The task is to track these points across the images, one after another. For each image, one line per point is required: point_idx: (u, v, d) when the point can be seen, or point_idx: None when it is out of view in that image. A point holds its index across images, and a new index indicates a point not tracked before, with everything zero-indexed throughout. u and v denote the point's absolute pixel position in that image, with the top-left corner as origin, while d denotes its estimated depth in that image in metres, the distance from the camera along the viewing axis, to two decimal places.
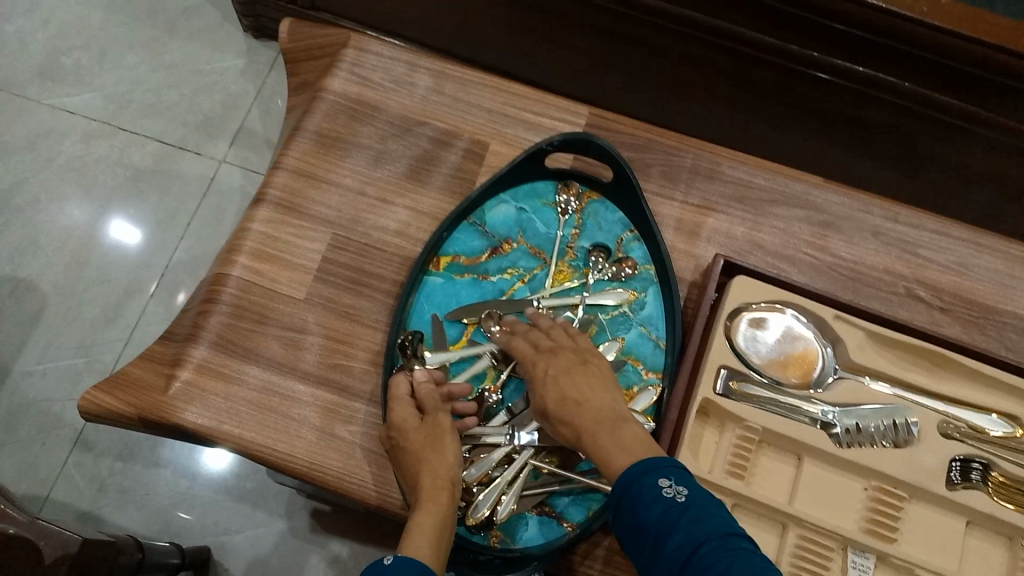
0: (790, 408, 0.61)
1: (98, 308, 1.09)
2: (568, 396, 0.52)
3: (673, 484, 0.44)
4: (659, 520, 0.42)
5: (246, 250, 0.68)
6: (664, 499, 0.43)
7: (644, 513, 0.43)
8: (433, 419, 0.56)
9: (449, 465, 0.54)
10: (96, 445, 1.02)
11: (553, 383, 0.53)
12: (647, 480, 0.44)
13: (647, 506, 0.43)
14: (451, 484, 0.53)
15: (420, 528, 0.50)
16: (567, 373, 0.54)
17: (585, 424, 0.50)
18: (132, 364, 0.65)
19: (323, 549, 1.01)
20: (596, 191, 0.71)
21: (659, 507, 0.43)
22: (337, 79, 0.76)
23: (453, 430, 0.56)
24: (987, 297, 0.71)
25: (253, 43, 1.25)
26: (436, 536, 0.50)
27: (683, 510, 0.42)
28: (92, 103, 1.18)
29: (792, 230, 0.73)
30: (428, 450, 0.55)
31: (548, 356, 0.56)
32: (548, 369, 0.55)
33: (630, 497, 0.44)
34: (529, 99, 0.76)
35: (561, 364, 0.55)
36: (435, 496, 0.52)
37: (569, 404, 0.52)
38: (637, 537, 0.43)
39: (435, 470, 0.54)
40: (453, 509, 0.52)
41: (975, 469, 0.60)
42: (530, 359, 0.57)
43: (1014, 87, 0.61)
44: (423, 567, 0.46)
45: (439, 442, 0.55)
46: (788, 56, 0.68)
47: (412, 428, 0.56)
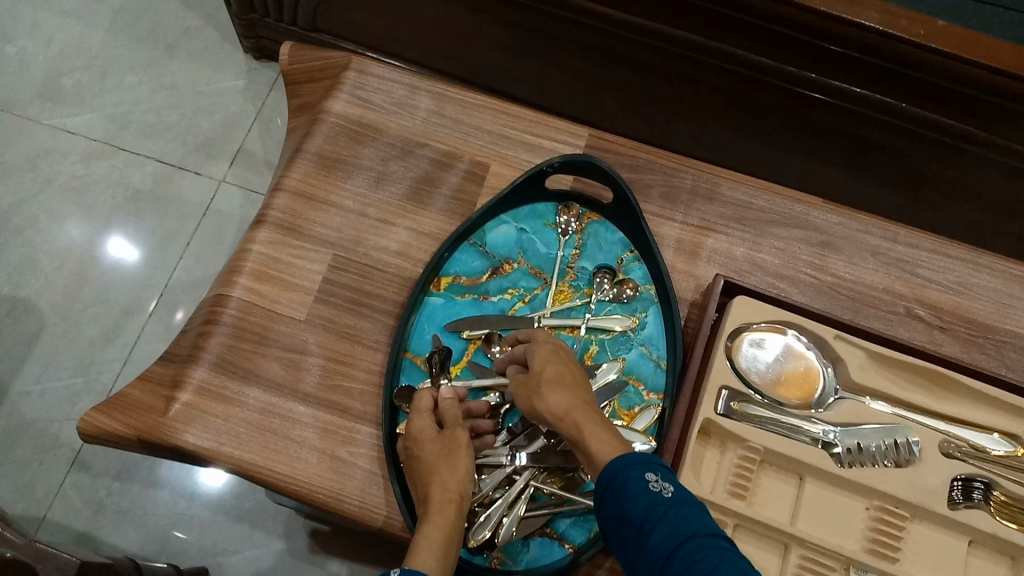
0: (791, 428, 0.61)
1: (97, 327, 1.09)
2: (566, 375, 0.53)
3: (660, 479, 0.44)
4: (644, 512, 0.42)
5: (247, 270, 0.69)
6: (650, 492, 0.43)
7: (628, 504, 0.43)
8: (450, 433, 0.57)
9: (461, 480, 0.54)
10: (94, 466, 1.02)
11: (551, 363, 0.54)
12: (634, 472, 0.44)
13: (632, 497, 0.43)
14: (461, 497, 0.53)
15: (428, 540, 0.50)
16: (567, 360, 0.55)
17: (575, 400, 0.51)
18: (132, 385, 0.65)
19: (321, 571, 1.00)
20: (596, 212, 0.71)
21: (644, 500, 0.43)
22: (338, 101, 0.76)
23: (470, 445, 0.57)
24: (986, 315, 0.71)
25: (253, 65, 1.26)
26: (444, 549, 0.50)
27: (669, 506, 0.42)
28: (92, 123, 1.19)
29: (791, 250, 0.73)
30: (441, 463, 0.55)
31: (551, 342, 0.57)
32: (548, 351, 0.55)
33: (614, 488, 0.44)
34: (530, 120, 0.77)
35: (562, 352, 0.56)
36: (445, 508, 0.52)
37: (563, 384, 0.52)
38: (620, 530, 0.43)
39: (447, 482, 0.54)
40: (460, 523, 0.52)
41: (977, 488, 0.60)
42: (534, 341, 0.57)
43: (1010, 108, 0.62)
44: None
45: (454, 455, 0.55)
46: (786, 77, 0.68)
47: (428, 441, 0.56)
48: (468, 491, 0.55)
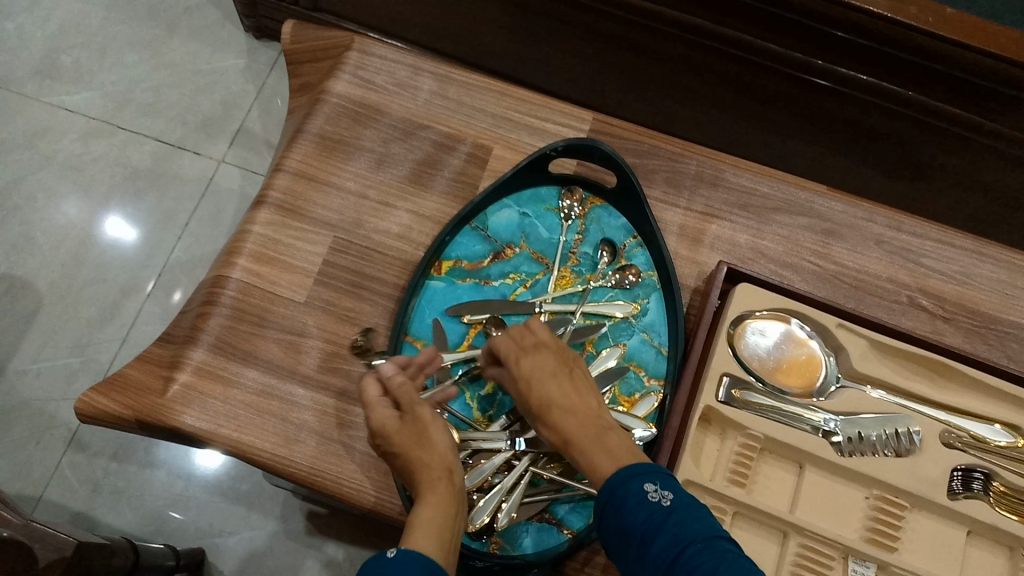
0: (793, 417, 0.61)
1: (94, 307, 1.08)
2: (561, 399, 0.51)
3: (658, 489, 0.43)
4: (645, 524, 0.42)
5: (247, 251, 0.68)
6: (649, 503, 0.43)
7: (628, 517, 0.43)
8: (412, 415, 0.54)
9: (442, 454, 0.52)
10: (91, 446, 1.01)
11: (538, 386, 0.51)
12: (632, 484, 0.44)
13: (632, 510, 0.43)
14: (447, 470, 0.52)
15: (421, 521, 0.47)
16: (556, 376, 0.52)
17: (573, 433, 0.49)
18: (130, 366, 0.65)
19: (318, 555, 1.00)
20: (600, 197, 0.71)
21: (644, 511, 0.43)
22: (340, 81, 0.75)
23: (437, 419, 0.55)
24: (990, 306, 0.71)
25: (253, 44, 1.24)
26: (439, 526, 0.47)
27: (669, 514, 0.42)
28: (91, 101, 1.18)
29: (795, 237, 0.73)
30: (416, 446, 0.52)
31: (536, 352, 0.53)
32: (532, 371, 0.52)
33: (615, 501, 0.44)
34: (534, 103, 0.76)
35: (548, 367, 0.52)
36: (432, 487, 0.50)
37: (554, 412, 0.50)
38: (621, 543, 0.43)
39: (428, 461, 0.52)
40: (454, 497, 0.50)
41: (977, 479, 0.60)
42: (517, 353, 0.54)
43: (1017, 97, 0.61)
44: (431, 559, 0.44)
45: (426, 434, 0.53)
46: (792, 63, 0.68)
47: (396, 432, 0.53)
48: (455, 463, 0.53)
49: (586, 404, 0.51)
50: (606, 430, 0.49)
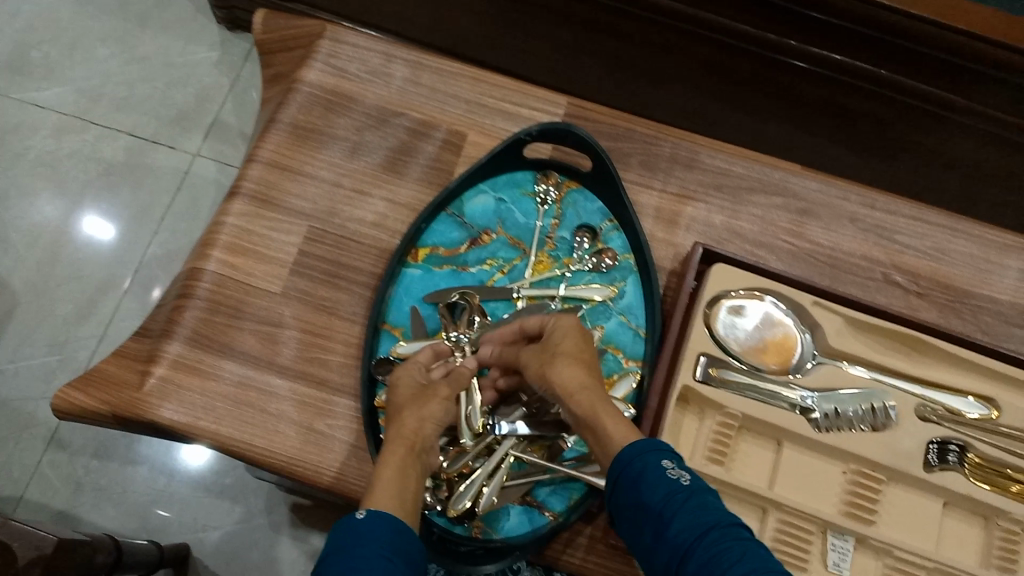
0: (770, 395, 0.62)
1: (71, 304, 1.07)
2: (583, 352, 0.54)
3: (677, 468, 0.44)
4: (664, 500, 0.43)
5: (221, 243, 0.68)
6: (668, 480, 0.43)
7: (646, 491, 0.44)
8: (432, 386, 0.57)
9: (422, 422, 0.54)
10: (72, 444, 1.01)
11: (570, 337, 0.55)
12: (651, 458, 0.45)
13: (650, 483, 0.44)
14: (415, 438, 0.53)
15: (382, 479, 0.49)
16: (583, 340, 0.56)
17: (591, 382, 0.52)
18: (106, 361, 0.64)
19: (303, 547, 1.00)
20: (575, 181, 0.71)
21: (663, 488, 0.43)
22: (312, 70, 0.75)
23: (449, 399, 0.56)
24: (963, 281, 0.72)
25: (226, 35, 1.23)
26: (399, 488, 0.49)
27: (688, 494, 0.43)
28: (63, 97, 1.16)
29: (770, 217, 0.73)
30: (409, 404, 0.55)
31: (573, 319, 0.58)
32: (569, 327, 0.56)
33: (633, 475, 0.45)
34: (508, 89, 0.76)
35: (580, 331, 0.56)
36: (394, 451, 0.51)
37: (563, 360, 0.53)
38: (638, 518, 0.44)
39: (408, 423, 0.54)
40: (413, 463, 0.51)
41: (952, 452, 0.61)
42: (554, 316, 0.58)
43: (989, 75, 0.62)
44: (393, 519, 0.45)
45: (424, 400, 0.55)
46: (766, 45, 0.68)
47: (405, 386, 0.57)
48: (429, 435, 0.54)
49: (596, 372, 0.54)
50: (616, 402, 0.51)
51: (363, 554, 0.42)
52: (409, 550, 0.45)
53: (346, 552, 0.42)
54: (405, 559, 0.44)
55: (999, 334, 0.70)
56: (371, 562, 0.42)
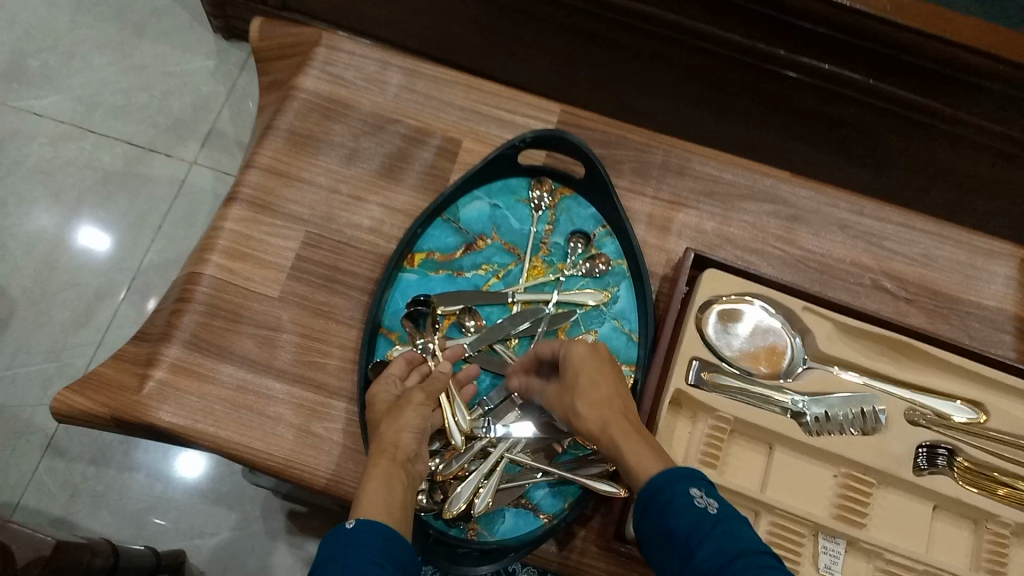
0: (762, 399, 0.62)
1: (69, 311, 1.08)
2: (601, 385, 0.51)
3: (704, 495, 0.43)
4: (690, 528, 0.42)
5: (219, 248, 0.68)
6: (695, 508, 0.42)
7: (673, 520, 0.42)
8: (406, 395, 0.58)
9: (399, 433, 0.55)
10: (67, 450, 1.01)
11: (585, 369, 0.52)
12: (679, 487, 0.43)
13: (678, 513, 0.42)
14: (396, 449, 0.54)
15: (369, 491, 0.49)
16: (601, 364, 0.53)
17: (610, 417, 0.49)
18: (104, 365, 0.65)
19: (299, 551, 1.01)
20: (569, 187, 0.72)
21: (689, 516, 0.42)
22: (309, 77, 0.76)
23: (425, 404, 0.57)
24: (950, 287, 0.73)
25: (223, 44, 1.24)
26: (386, 496, 0.49)
27: (715, 522, 0.42)
28: (61, 105, 1.17)
29: (761, 224, 0.74)
30: (385, 417, 0.56)
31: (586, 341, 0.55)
32: (583, 354, 0.53)
33: (659, 502, 0.43)
34: (503, 97, 0.77)
35: (596, 354, 0.54)
36: (376, 463, 0.52)
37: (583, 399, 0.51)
38: (664, 546, 0.43)
39: (386, 436, 0.54)
40: (397, 472, 0.52)
41: (941, 455, 0.62)
42: (566, 342, 0.55)
43: (976, 85, 0.63)
44: (386, 528, 0.46)
45: (400, 411, 0.56)
46: (756, 54, 0.69)
47: (380, 402, 0.58)
48: (410, 443, 0.55)
49: (625, 400, 0.51)
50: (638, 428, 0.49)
51: (355, 560, 0.43)
52: (400, 555, 0.45)
53: (337, 559, 0.43)
54: (397, 566, 0.44)
55: (986, 339, 0.71)
56: (362, 568, 0.42)
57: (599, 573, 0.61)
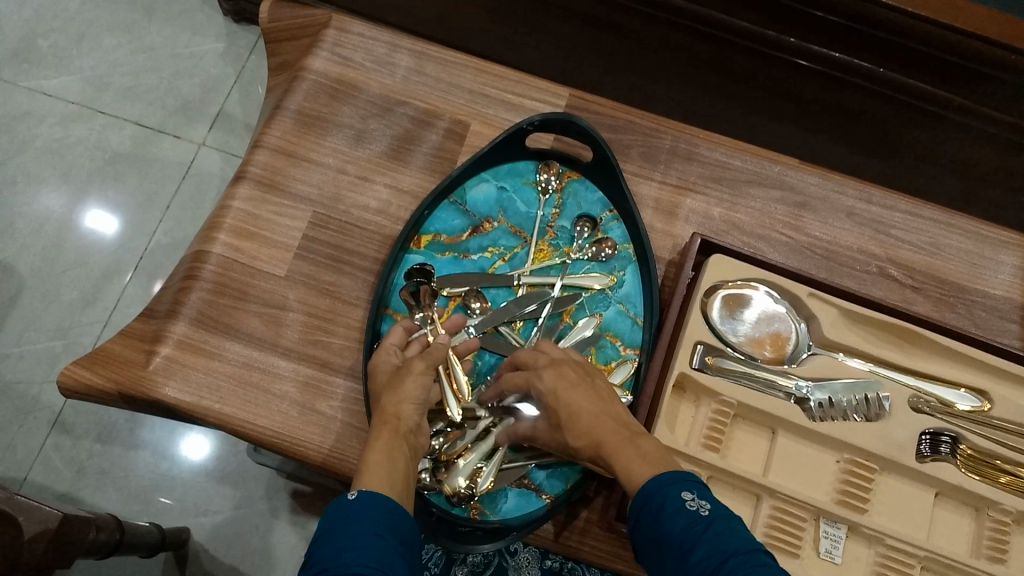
0: (766, 384, 0.63)
1: (76, 290, 1.08)
2: (582, 412, 0.50)
3: (696, 498, 0.42)
4: (683, 532, 0.41)
5: (227, 226, 0.68)
6: (688, 512, 0.42)
7: (666, 524, 0.42)
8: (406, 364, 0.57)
9: (401, 404, 0.54)
10: (74, 427, 1.02)
11: (563, 398, 0.51)
12: (671, 491, 0.43)
13: (670, 517, 0.42)
14: (397, 420, 0.54)
15: (370, 462, 0.49)
16: (577, 386, 0.52)
17: (607, 438, 0.48)
18: (112, 340, 0.65)
19: (302, 530, 1.01)
20: (576, 171, 0.72)
21: (682, 519, 0.41)
22: (318, 58, 0.76)
23: (425, 373, 0.56)
24: (957, 275, 0.73)
25: (232, 27, 1.24)
26: (387, 469, 0.49)
27: (708, 524, 0.41)
28: (70, 86, 1.17)
29: (768, 210, 0.74)
30: (385, 389, 0.56)
31: (553, 367, 0.54)
32: (555, 383, 0.53)
33: (652, 508, 0.43)
34: (512, 80, 0.77)
35: (568, 376, 0.53)
36: (378, 435, 0.52)
37: (574, 428, 0.50)
38: (659, 552, 0.42)
39: (387, 408, 0.54)
40: (399, 444, 0.52)
41: (945, 442, 0.62)
42: (534, 374, 0.54)
43: (989, 74, 0.62)
44: (387, 499, 0.46)
45: (401, 380, 0.56)
46: (768, 42, 0.67)
47: (381, 372, 0.58)
48: (412, 414, 0.54)
49: (611, 411, 0.50)
50: (639, 434, 0.48)
51: (358, 532, 0.43)
52: (402, 528, 0.45)
53: (340, 531, 0.43)
54: (399, 537, 0.45)
55: (992, 328, 0.72)
56: (364, 540, 0.43)
57: (602, 554, 0.62)
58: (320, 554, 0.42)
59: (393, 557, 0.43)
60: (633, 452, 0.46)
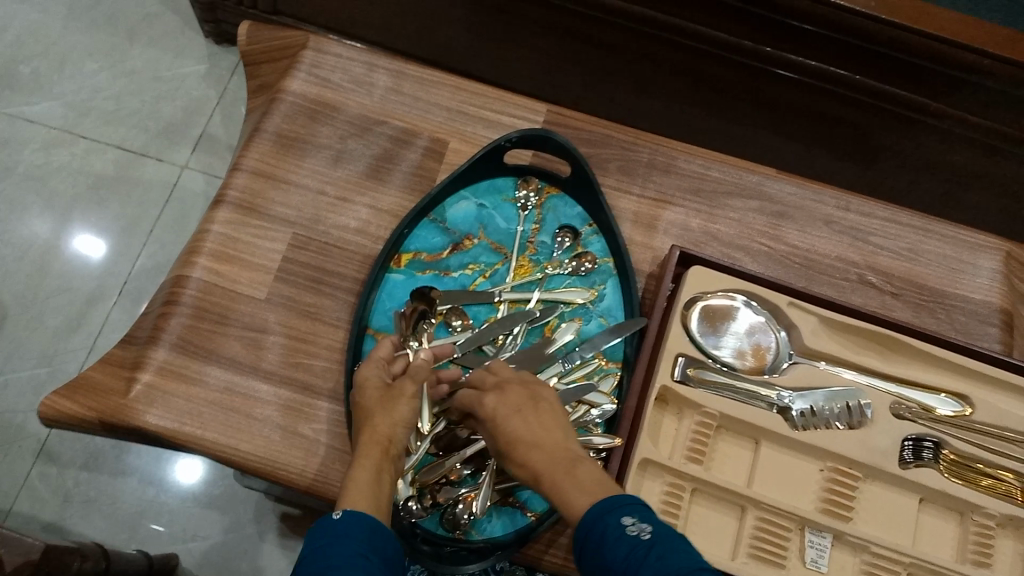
0: (748, 394, 0.63)
1: (60, 317, 1.08)
2: (522, 444, 0.48)
3: (637, 522, 0.41)
4: (625, 560, 0.39)
5: (206, 251, 0.68)
6: (629, 538, 0.40)
7: (609, 554, 0.40)
8: (398, 385, 0.57)
9: (395, 427, 0.54)
10: (61, 455, 1.02)
11: (505, 425, 0.49)
12: (611, 519, 0.41)
13: (612, 547, 0.40)
14: (389, 441, 0.54)
15: (358, 481, 0.50)
16: (519, 411, 0.50)
17: (547, 458, 0.47)
18: (93, 368, 0.65)
19: (292, 553, 1.01)
20: (556, 186, 0.72)
21: (624, 547, 0.40)
22: (296, 80, 0.76)
23: (417, 396, 0.56)
24: (935, 281, 0.74)
25: (214, 48, 1.24)
26: (375, 490, 0.50)
27: (649, 548, 0.39)
28: (52, 111, 1.17)
29: (747, 220, 0.74)
30: (378, 407, 0.55)
31: (497, 390, 0.52)
32: (497, 409, 0.50)
33: (595, 538, 0.41)
34: (489, 97, 0.77)
35: (511, 402, 0.50)
36: (369, 453, 0.52)
37: (513, 459, 0.48)
38: None
39: (380, 426, 0.54)
40: (387, 465, 0.52)
41: (927, 448, 0.62)
42: (478, 396, 0.52)
43: (964, 79, 0.62)
44: (373, 523, 0.46)
45: (394, 402, 0.55)
46: (742, 51, 0.68)
47: (371, 386, 0.57)
48: (401, 438, 0.54)
49: (553, 437, 0.48)
50: (577, 462, 0.46)
51: (341, 553, 0.43)
52: (386, 548, 0.46)
53: (324, 552, 0.43)
54: (382, 557, 0.45)
55: (972, 332, 0.72)
56: (348, 560, 0.43)
57: None
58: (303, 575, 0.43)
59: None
60: (572, 484, 0.44)
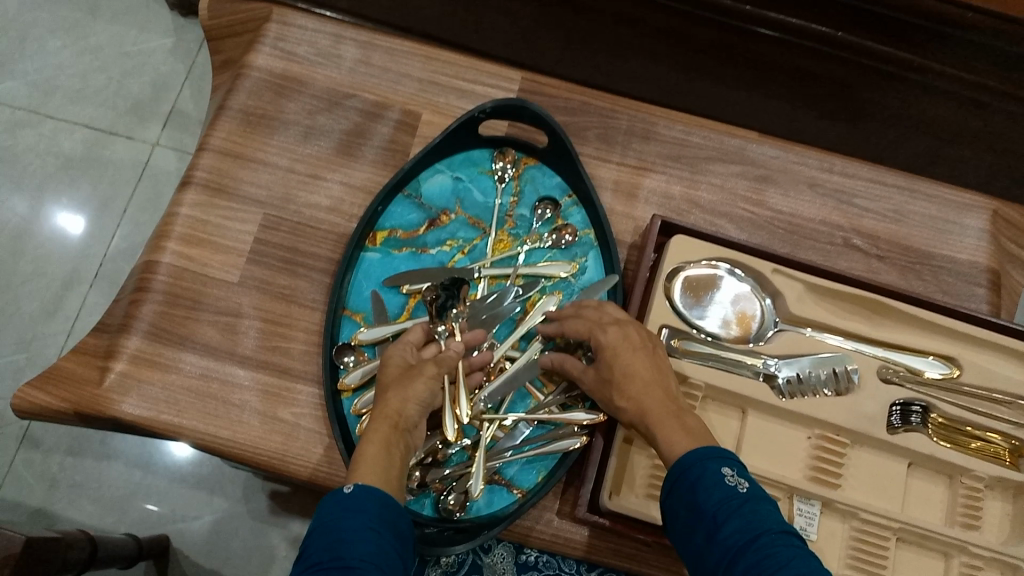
0: (733, 363, 0.62)
1: (37, 302, 1.06)
2: (636, 376, 0.51)
3: (736, 475, 0.43)
4: (718, 505, 0.41)
5: (175, 234, 0.67)
6: (726, 486, 0.42)
7: (703, 496, 0.42)
8: (419, 366, 0.55)
9: (405, 403, 0.52)
10: (44, 442, 1.00)
11: (621, 357, 0.52)
12: (711, 465, 0.43)
13: (707, 489, 0.42)
14: (399, 416, 0.51)
15: (366, 457, 0.47)
16: (637, 350, 0.52)
17: (645, 393, 0.49)
18: (64, 358, 0.63)
19: (284, 531, 1.00)
20: (533, 157, 0.70)
21: (718, 493, 0.42)
22: (261, 54, 0.73)
23: (435, 377, 0.54)
24: (921, 242, 0.73)
25: (180, 21, 1.20)
26: (384, 465, 0.47)
27: (743, 501, 0.41)
28: (16, 91, 1.14)
29: (729, 185, 0.73)
30: (394, 383, 0.53)
31: (618, 326, 0.54)
32: (617, 341, 0.53)
33: (689, 480, 0.43)
34: (462, 66, 0.75)
35: (632, 339, 0.53)
36: (377, 428, 0.49)
37: (618, 392, 0.51)
38: (691, 521, 0.42)
39: (391, 402, 0.52)
40: (396, 439, 0.49)
41: (915, 412, 0.62)
42: (598, 326, 0.55)
43: (950, 34, 0.60)
44: (382, 497, 0.44)
45: (409, 380, 0.53)
46: (723, 11, 0.65)
47: (393, 365, 0.55)
48: (413, 414, 0.52)
49: (663, 381, 0.50)
50: (684, 410, 0.48)
51: (351, 526, 0.42)
52: (397, 523, 0.44)
53: (334, 526, 0.42)
54: (393, 532, 0.43)
55: (959, 293, 0.72)
56: (357, 534, 0.41)
57: (576, 546, 0.61)
58: (312, 548, 0.41)
59: (388, 553, 0.41)
60: (676, 425, 0.47)
